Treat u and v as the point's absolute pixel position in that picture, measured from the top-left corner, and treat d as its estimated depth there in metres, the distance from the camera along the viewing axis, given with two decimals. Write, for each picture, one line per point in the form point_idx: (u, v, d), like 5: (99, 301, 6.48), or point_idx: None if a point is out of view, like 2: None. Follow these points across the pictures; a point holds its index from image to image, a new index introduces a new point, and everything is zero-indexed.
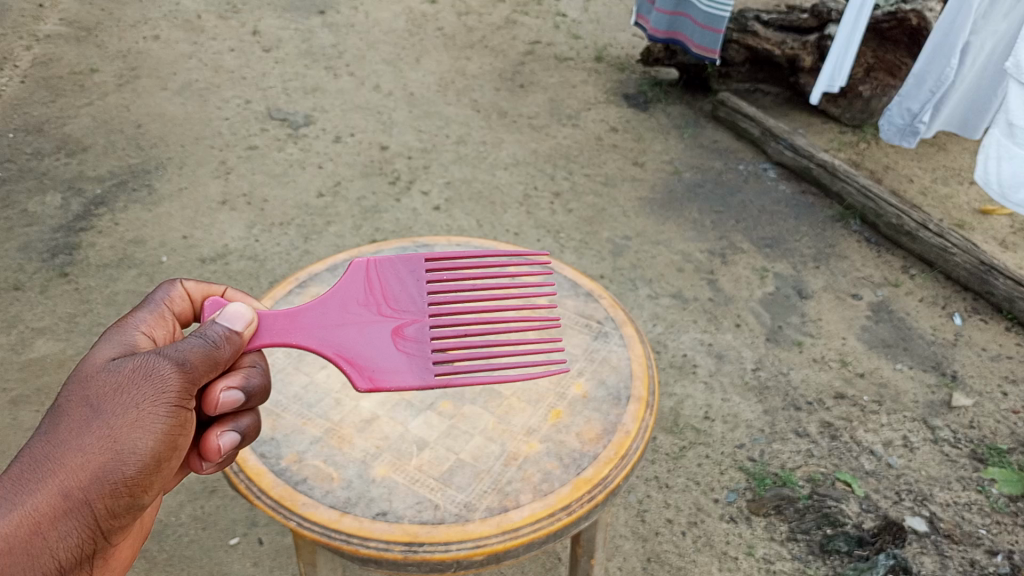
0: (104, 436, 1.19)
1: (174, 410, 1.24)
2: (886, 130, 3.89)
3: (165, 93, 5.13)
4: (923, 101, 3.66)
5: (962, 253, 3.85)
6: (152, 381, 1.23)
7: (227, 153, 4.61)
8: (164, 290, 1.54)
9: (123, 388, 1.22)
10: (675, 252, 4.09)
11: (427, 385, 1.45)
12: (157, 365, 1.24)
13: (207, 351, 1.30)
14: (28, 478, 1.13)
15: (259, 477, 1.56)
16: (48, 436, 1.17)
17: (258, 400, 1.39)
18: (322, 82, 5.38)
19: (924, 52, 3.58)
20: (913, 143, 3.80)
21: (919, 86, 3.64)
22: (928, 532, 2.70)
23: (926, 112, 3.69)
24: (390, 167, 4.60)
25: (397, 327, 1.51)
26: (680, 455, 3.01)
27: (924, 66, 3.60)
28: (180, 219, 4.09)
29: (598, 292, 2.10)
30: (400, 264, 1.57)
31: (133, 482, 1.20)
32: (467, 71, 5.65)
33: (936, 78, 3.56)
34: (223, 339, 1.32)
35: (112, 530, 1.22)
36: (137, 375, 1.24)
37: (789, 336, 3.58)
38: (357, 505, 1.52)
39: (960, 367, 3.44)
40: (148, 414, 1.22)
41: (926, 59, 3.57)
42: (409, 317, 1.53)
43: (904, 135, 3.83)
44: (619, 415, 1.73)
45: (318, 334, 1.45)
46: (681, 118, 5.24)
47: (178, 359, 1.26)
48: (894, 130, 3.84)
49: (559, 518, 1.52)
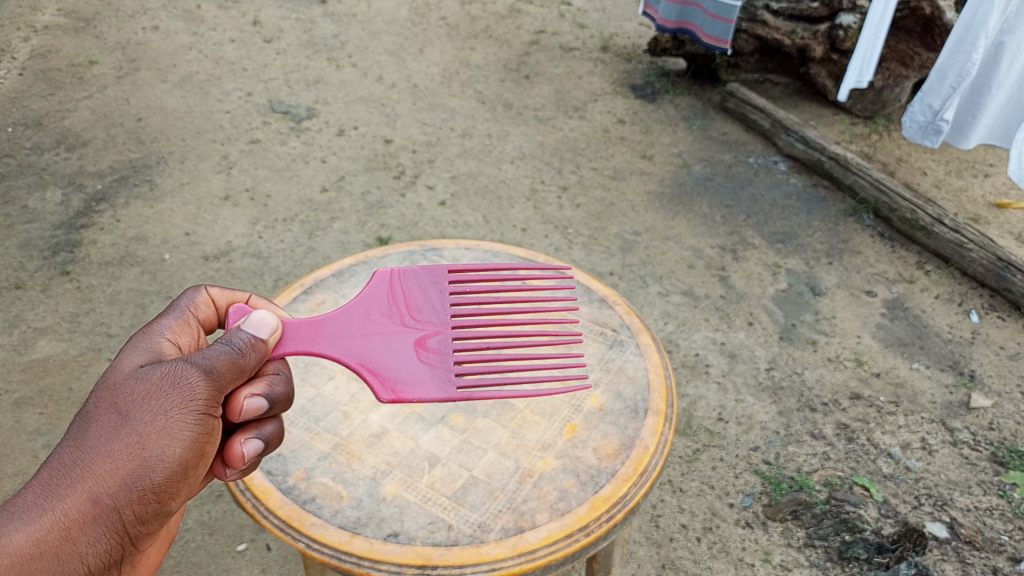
0: (132, 442, 1.12)
1: (203, 418, 1.18)
2: (907, 128, 3.78)
3: (166, 85, 5.05)
4: (945, 97, 3.56)
5: (979, 249, 3.78)
6: (180, 388, 1.17)
7: (229, 147, 4.53)
8: (189, 296, 1.46)
9: (150, 394, 1.16)
10: (686, 247, 4.01)
11: (450, 398, 1.38)
12: (184, 372, 1.18)
13: (233, 359, 1.23)
14: (56, 483, 1.07)
15: (266, 496, 1.50)
16: (77, 441, 1.11)
17: (283, 409, 1.32)
18: (324, 73, 5.30)
19: (947, 48, 3.51)
20: (935, 143, 3.68)
21: (941, 81, 3.55)
22: (948, 538, 2.64)
23: (948, 109, 3.59)
24: (395, 161, 4.52)
25: (419, 338, 1.45)
26: (694, 458, 2.95)
27: (946, 60, 3.51)
28: (182, 216, 4.01)
29: (613, 298, 2.04)
30: (423, 274, 1.53)
31: (162, 488, 1.13)
32: (471, 61, 5.56)
33: (958, 73, 3.46)
34: (249, 347, 1.26)
35: (140, 538, 1.15)
36: (165, 382, 1.17)
37: (803, 334, 3.51)
38: (368, 526, 1.46)
39: (978, 366, 3.37)
40: (177, 421, 1.15)
41: (949, 53, 3.49)
42: (432, 329, 1.48)
43: (926, 134, 3.71)
44: (637, 429, 1.66)
45: (341, 343, 1.39)
46: (689, 109, 5.15)
47: (206, 367, 1.19)
48: (915, 128, 3.73)
49: (576, 539, 1.45)
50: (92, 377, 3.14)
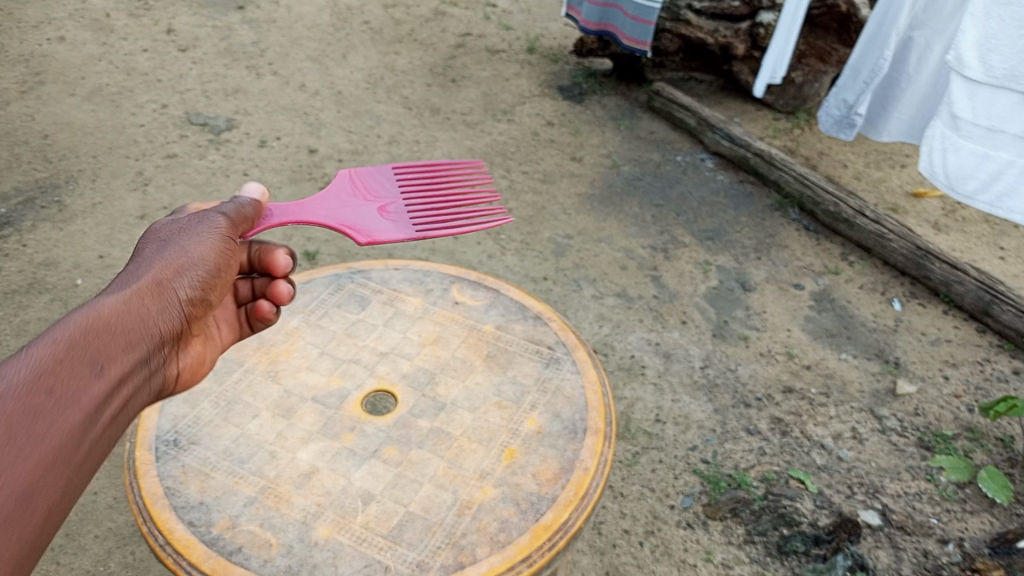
0: (177, 253, 1.31)
1: (227, 241, 1.38)
2: (824, 123, 3.89)
3: (73, 99, 4.82)
4: (858, 92, 3.67)
5: (899, 239, 3.89)
6: (207, 222, 1.37)
7: (144, 163, 4.35)
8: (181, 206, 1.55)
9: (185, 225, 1.36)
10: (618, 249, 4.02)
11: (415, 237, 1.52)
12: (208, 214, 1.39)
13: (240, 207, 1.42)
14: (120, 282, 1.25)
15: (188, 549, 1.42)
16: (133, 260, 1.30)
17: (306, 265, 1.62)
18: (243, 82, 5.14)
19: (860, 44, 3.62)
20: (849, 136, 3.79)
21: (855, 76, 3.66)
22: (881, 525, 2.70)
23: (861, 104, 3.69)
24: (320, 171, 4.41)
25: (380, 207, 1.59)
26: (634, 462, 2.95)
27: (860, 56, 3.61)
28: (95, 237, 3.83)
29: (547, 314, 2.01)
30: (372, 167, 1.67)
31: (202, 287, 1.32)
32: (396, 66, 5.47)
33: (871, 68, 3.56)
34: (250, 204, 1.43)
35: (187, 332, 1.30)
36: (194, 219, 1.38)
37: (735, 331, 3.55)
38: (299, 574, 1.39)
39: (902, 353, 3.46)
40: (208, 242, 1.35)
41: (863, 49, 3.60)
42: (389, 200, 1.61)
43: (841, 128, 3.82)
44: (577, 450, 1.64)
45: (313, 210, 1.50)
46: (617, 109, 5.17)
47: (222, 210, 1.40)
48: (831, 122, 3.84)
49: (519, 572, 1.42)
50: None
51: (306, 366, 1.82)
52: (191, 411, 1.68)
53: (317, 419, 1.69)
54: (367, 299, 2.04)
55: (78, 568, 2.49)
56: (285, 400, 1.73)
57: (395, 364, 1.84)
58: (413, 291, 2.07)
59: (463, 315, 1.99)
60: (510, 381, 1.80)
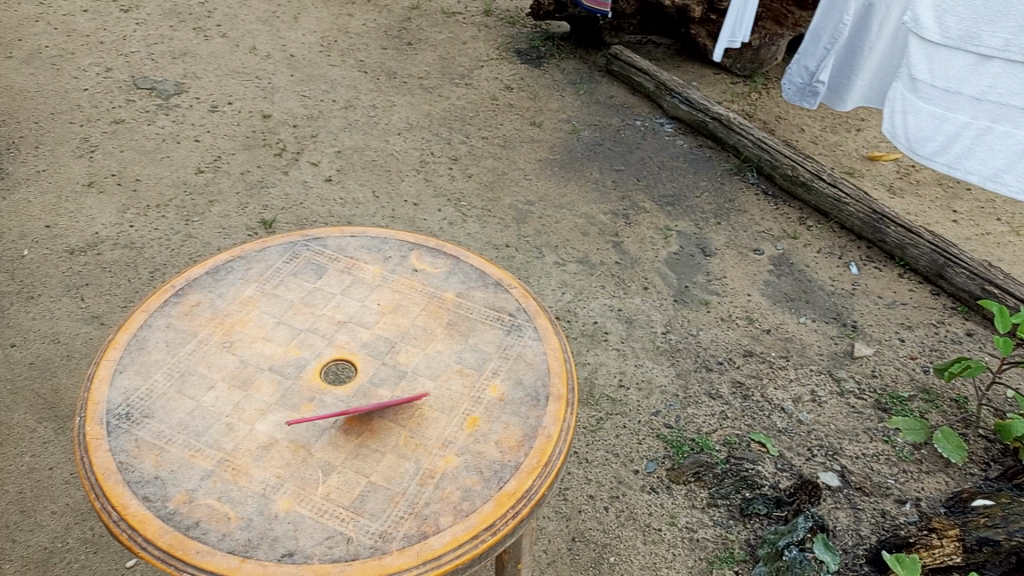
0: None
1: None
2: (788, 91, 3.92)
3: (11, 62, 4.62)
4: (820, 58, 3.70)
5: (856, 203, 3.93)
6: None
7: (89, 129, 4.19)
8: None
9: None
10: (579, 215, 4.00)
11: None
12: None
13: None
14: None
15: (144, 525, 1.37)
16: None
17: None
18: (191, 45, 4.96)
19: (822, 8, 3.63)
20: (812, 104, 3.81)
21: (816, 43, 3.68)
22: (840, 486, 2.75)
23: (823, 70, 3.72)
24: (274, 137, 4.29)
25: None
26: (598, 427, 2.96)
27: (820, 22, 3.64)
28: (41, 206, 3.69)
29: (508, 281, 1.98)
30: None
31: None
32: (350, 29, 5.33)
33: (832, 34, 3.59)
34: None
35: None
36: None
37: (696, 296, 3.57)
38: (260, 547, 1.36)
39: (859, 317, 3.52)
40: None
41: (823, 15, 3.62)
42: None
43: (804, 96, 3.85)
44: (539, 417, 1.62)
45: None
46: (576, 73, 5.12)
47: None
48: (794, 90, 3.87)
49: (483, 540, 1.40)
50: None
51: (263, 336, 1.76)
52: (143, 384, 1.63)
53: (275, 390, 1.64)
54: (323, 267, 1.98)
55: (36, 544, 2.44)
56: (241, 371, 1.67)
57: (354, 333, 1.79)
58: (371, 259, 2.01)
59: (423, 283, 1.95)
60: (471, 349, 1.77)
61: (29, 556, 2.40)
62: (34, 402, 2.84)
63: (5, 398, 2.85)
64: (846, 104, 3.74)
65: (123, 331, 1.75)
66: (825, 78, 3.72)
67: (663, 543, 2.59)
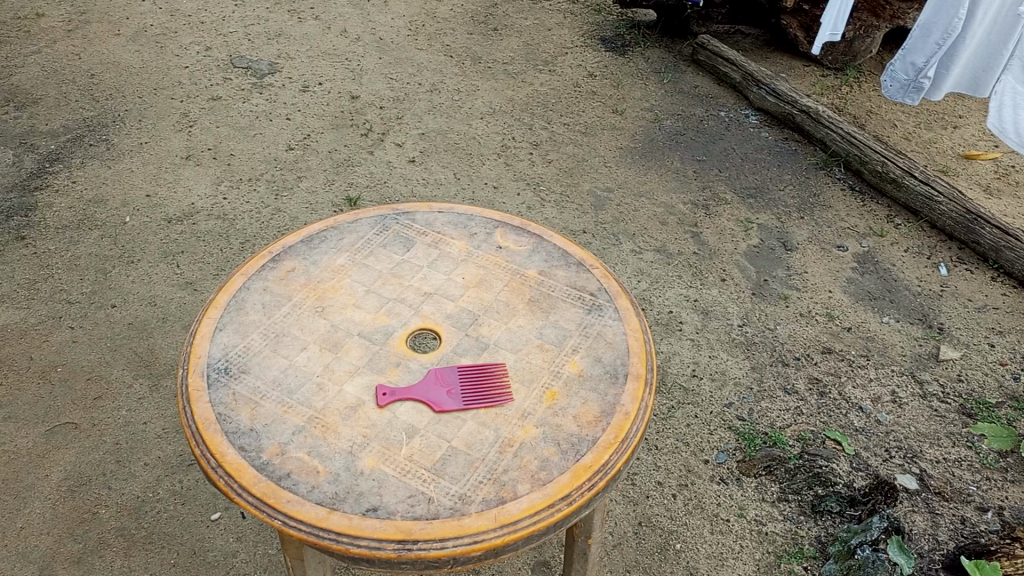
0: None
1: None
2: (888, 87, 3.78)
3: (119, 39, 4.88)
4: (929, 54, 3.54)
5: (949, 202, 3.79)
6: None
7: (189, 105, 4.38)
8: None
9: None
10: (658, 204, 3.98)
11: None
12: None
13: None
14: None
15: (240, 473, 1.46)
16: None
17: None
18: (285, 26, 5.12)
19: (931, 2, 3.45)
20: (917, 100, 3.69)
21: (925, 38, 3.52)
22: (918, 490, 2.68)
23: (931, 66, 3.57)
24: (361, 118, 4.40)
25: None
26: (669, 415, 2.96)
27: (930, 16, 3.46)
28: (142, 176, 3.89)
29: (590, 262, 2.00)
30: None
31: None
32: (437, 13, 5.41)
33: (945, 29, 3.43)
34: None
35: None
36: None
37: (775, 290, 3.52)
38: (346, 501, 1.43)
39: (947, 319, 3.40)
40: None
41: (933, 9, 3.44)
42: None
43: (907, 92, 3.71)
44: (617, 395, 1.64)
45: None
46: (660, 62, 5.07)
47: None
48: (897, 86, 3.72)
49: (558, 509, 1.44)
50: (54, 346, 3.06)
51: (353, 303, 1.84)
52: (242, 342, 1.72)
53: (363, 355, 1.71)
54: (411, 241, 2.05)
55: (130, 492, 2.59)
56: (332, 335, 1.75)
57: (439, 305, 1.85)
58: (457, 235, 2.07)
59: (506, 260, 1.99)
60: (552, 326, 1.80)
61: (124, 503, 2.56)
62: (132, 360, 3.02)
63: (105, 355, 3.03)
64: (939, 95, 3.66)
65: (224, 292, 1.85)
66: (932, 74, 3.59)
67: (731, 534, 2.58)
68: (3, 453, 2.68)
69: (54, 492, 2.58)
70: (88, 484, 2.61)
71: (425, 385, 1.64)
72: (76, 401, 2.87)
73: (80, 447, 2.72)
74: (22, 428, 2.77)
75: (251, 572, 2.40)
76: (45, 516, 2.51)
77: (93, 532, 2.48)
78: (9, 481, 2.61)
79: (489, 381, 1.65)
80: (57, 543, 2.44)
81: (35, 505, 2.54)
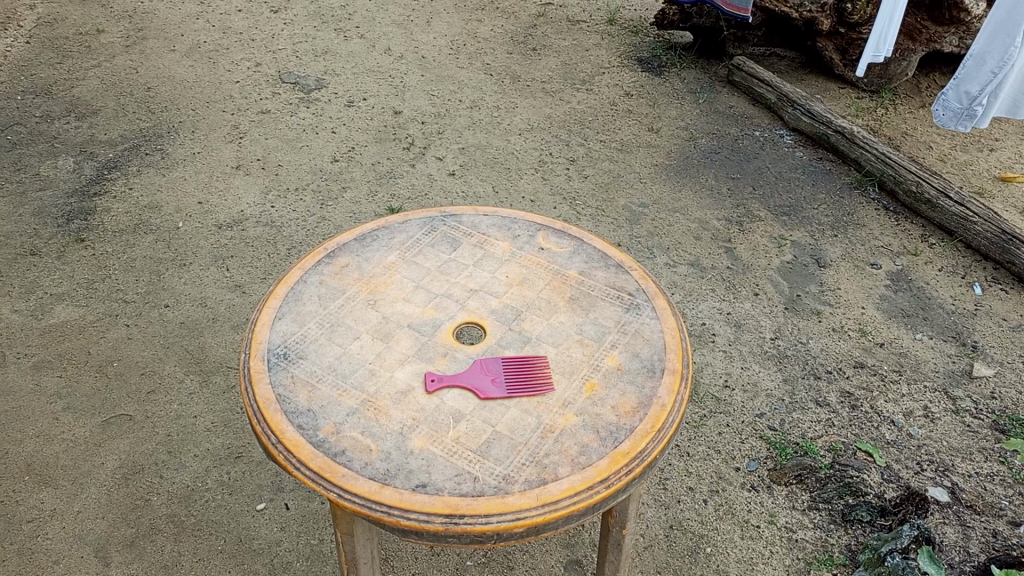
0: None
1: None
2: (941, 115, 3.87)
3: (174, 55, 5.10)
4: (983, 83, 3.64)
5: (983, 222, 3.82)
6: None
7: (239, 117, 4.57)
8: None
9: None
10: (693, 220, 4.05)
11: None
12: None
13: None
14: None
15: (298, 449, 1.56)
16: None
17: None
18: (332, 44, 5.31)
19: (985, 31, 3.56)
20: (969, 127, 3.79)
21: (979, 67, 3.61)
22: (950, 502, 2.70)
23: (984, 95, 3.67)
24: (404, 132, 4.55)
25: None
26: (701, 423, 3.01)
27: (984, 45, 3.56)
28: (195, 184, 4.06)
29: (629, 264, 2.09)
30: None
31: None
32: (478, 33, 5.57)
33: (999, 58, 3.53)
34: None
35: None
36: None
37: (808, 305, 3.56)
38: (397, 477, 1.52)
39: (981, 337, 3.42)
40: None
41: (987, 38, 3.55)
42: None
43: (959, 119, 3.81)
44: (654, 388, 1.72)
45: None
46: (696, 83, 5.16)
47: None
48: (949, 115, 3.83)
49: (597, 491, 1.52)
50: (110, 342, 3.20)
51: (403, 297, 1.95)
52: (299, 330, 1.84)
53: (413, 344, 1.81)
54: (458, 241, 2.16)
55: (180, 482, 2.69)
56: (383, 326, 1.86)
57: (484, 301, 1.95)
58: (501, 236, 2.18)
59: (548, 260, 2.09)
60: (591, 322, 1.89)
61: (174, 492, 2.66)
62: (182, 357, 3.15)
63: (158, 351, 3.17)
64: (987, 120, 3.78)
65: (282, 284, 1.98)
66: (985, 102, 3.69)
67: (762, 540, 2.62)
68: (60, 441, 2.81)
69: (109, 479, 2.69)
70: (140, 473, 2.71)
71: (470, 373, 1.73)
72: (130, 394, 2.99)
73: (133, 438, 2.83)
74: (79, 418, 2.89)
75: (293, 562, 2.48)
76: (100, 501, 2.62)
77: (144, 518, 2.57)
78: (67, 467, 2.72)
79: (533, 371, 1.74)
80: (110, 527, 2.54)
81: (91, 491, 2.65)
